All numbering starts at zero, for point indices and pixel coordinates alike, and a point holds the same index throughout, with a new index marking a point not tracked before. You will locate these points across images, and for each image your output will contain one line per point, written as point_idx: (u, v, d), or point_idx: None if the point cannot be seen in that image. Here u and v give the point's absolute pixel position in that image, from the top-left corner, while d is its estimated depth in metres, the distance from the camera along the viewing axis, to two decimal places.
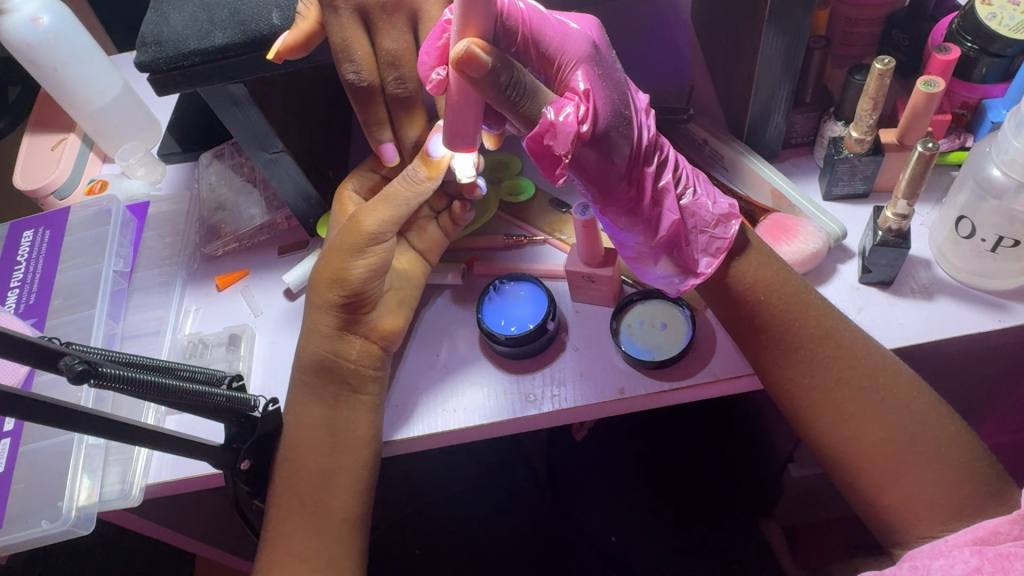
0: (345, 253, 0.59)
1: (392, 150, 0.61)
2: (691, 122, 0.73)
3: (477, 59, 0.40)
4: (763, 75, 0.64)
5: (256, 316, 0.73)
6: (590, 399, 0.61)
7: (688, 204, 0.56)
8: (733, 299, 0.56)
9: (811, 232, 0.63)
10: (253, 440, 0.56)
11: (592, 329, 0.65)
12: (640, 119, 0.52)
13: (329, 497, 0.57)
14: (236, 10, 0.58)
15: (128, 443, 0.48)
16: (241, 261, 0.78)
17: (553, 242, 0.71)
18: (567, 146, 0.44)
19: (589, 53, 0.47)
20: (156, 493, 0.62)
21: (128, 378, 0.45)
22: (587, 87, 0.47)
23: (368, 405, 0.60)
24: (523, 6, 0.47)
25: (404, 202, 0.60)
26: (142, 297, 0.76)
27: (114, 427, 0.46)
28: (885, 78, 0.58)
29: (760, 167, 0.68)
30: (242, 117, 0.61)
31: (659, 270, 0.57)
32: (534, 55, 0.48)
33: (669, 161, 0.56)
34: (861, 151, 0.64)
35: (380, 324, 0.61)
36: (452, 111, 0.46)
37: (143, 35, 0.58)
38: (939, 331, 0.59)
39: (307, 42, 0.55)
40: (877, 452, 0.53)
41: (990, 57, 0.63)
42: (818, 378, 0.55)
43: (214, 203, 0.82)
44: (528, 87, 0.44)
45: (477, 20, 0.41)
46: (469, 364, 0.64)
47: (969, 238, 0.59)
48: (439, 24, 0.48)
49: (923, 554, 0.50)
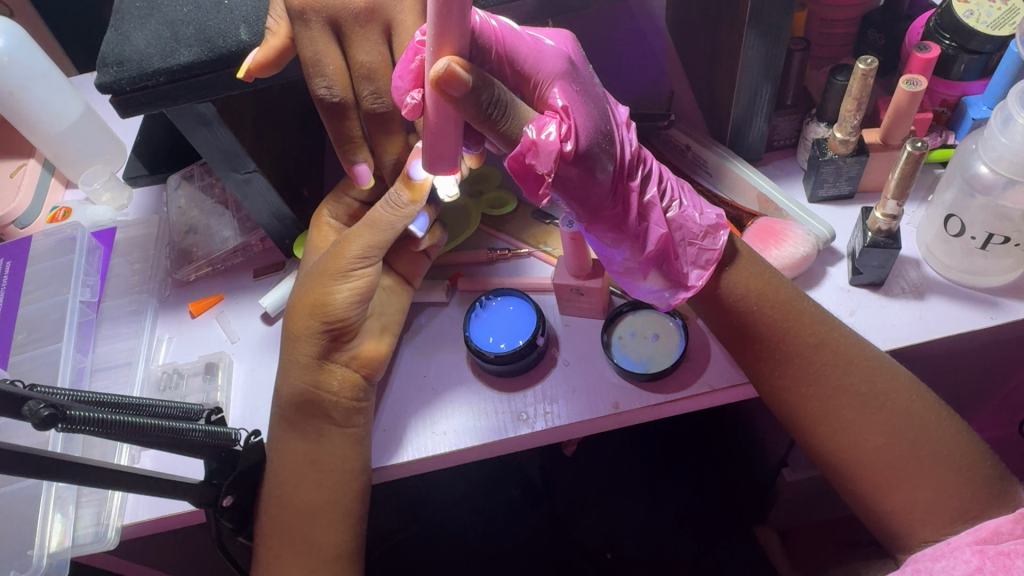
0: (328, 277, 0.56)
1: (365, 172, 0.56)
2: (672, 128, 0.72)
3: (458, 77, 0.37)
4: (744, 77, 0.63)
5: (233, 343, 0.70)
6: (584, 414, 0.59)
7: (674, 217, 0.54)
8: (725, 310, 0.55)
9: (800, 235, 0.62)
10: (235, 475, 0.54)
11: (582, 342, 0.63)
12: (622, 134, 0.50)
13: (319, 533, 0.55)
14: (202, 25, 0.55)
15: (101, 487, 0.45)
16: (215, 285, 0.75)
17: (538, 255, 0.69)
18: (550, 165, 0.41)
19: (566, 69, 0.44)
20: (133, 534, 0.59)
21: (105, 420, 0.43)
22: (565, 104, 0.43)
23: (352, 439, 0.56)
24: (495, 23, 0.43)
25: (388, 227, 0.57)
26: (111, 327, 0.73)
27: (83, 471, 0.44)
28: (868, 78, 0.57)
29: (745, 171, 0.67)
30: (212, 136, 0.59)
31: (649, 285, 0.54)
32: (509, 73, 0.44)
33: (652, 173, 0.53)
34: (845, 152, 0.63)
35: (361, 352, 0.58)
36: (431, 134, 0.42)
37: (102, 55, 0.55)
38: (932, 331, 0.58)
39: (278, 58, 0.52)
40: (878, 459, 0.53)
41: (969, 54, 0.62)
42: (815, 386, 0.53)
43: (185, 226, 0.80)
44: (508, 104, 0.41)
45: (454, 35, 0.37)
46: (457, 384, 0.62)
47: (958, 236, 0.59)
48: (413, 46, 0.45)
49: (925, 556, 0.50)
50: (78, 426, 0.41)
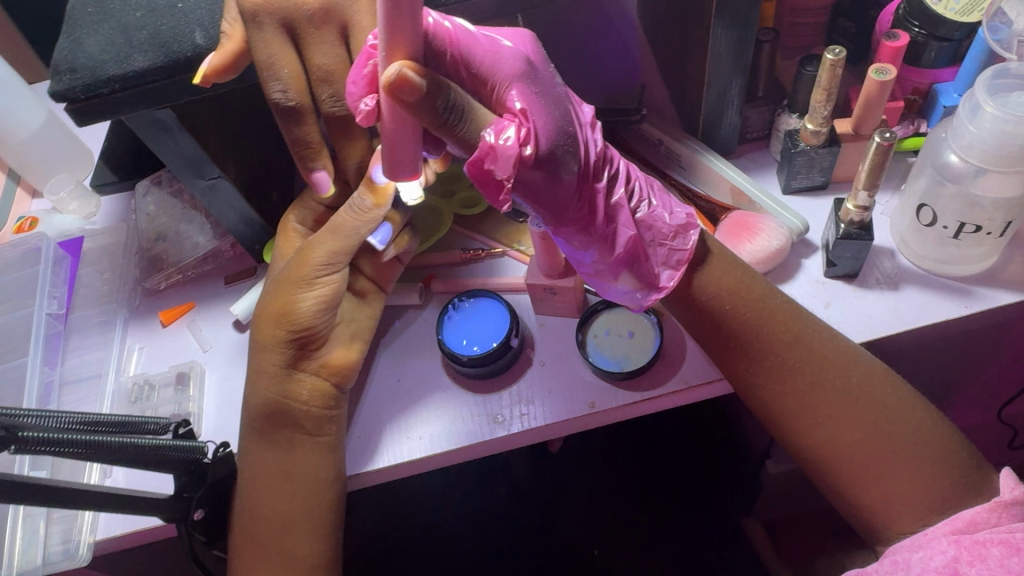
0: (293, 285, 0.56)
1: (325, 180, 0.56)
2: (644, 122, 0.71)
3: (411, 83, 0.36)
4: (714, 69, 0.62)
5: (205, 351, 0.69)
6: (560, 415, 0.58)
7: (643, 217, 0.53)
8: (698, 310, 0.54)
9: (773, 228, 0.61)
10: (207, 487, 0.53)
11: (558, 342, 0.63)
12: (587, 135, 0.49)
13: (294, 544, 0.54)
14: (156, 30, 0.54)
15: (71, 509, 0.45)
16: (185, 294, 0.74)
17: (511, 254, 0.68)
18: (509, 170, 0.39)
19: (524, 70, 0.42)
20: (107, 549, 0.58)
21: (63, 439, 0.42)
22: (524, 107, 0.42)
23: (325, 447, 0.55)
24: (449, 25, 0.42)
25: (352, 232, 0.57)
26: (80, 339, 0.72)
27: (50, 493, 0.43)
28: (837, 68, 0.56)
29: (718, 165, 0.67)
30: (173, 143, 0.58)
31: (621, 286, 0.53)
32: (465, 76, 0.42)
33: (619, 174, 0.52)
34: (817, 143, 0.63)
35: (330, 359, 0.57)
36: (390, 141, 0.41)
37: (55, 62, 0.54)
38: (907, 322, 0.58)
39: (234, 62, 0.51)
40: (855, 453, 0.52)
41: (938, 41, 0.62)
42: (791, 383, 0.53)
43: (154, 234, 0.78)
44: (466, 108, 0.40)
45: (407, 38, 0.36)
46: (432, 389, 0.62)
47: (931, 226, 0.58)
48: (364, 50, 0.43)
49: (903, 548, 0.50)
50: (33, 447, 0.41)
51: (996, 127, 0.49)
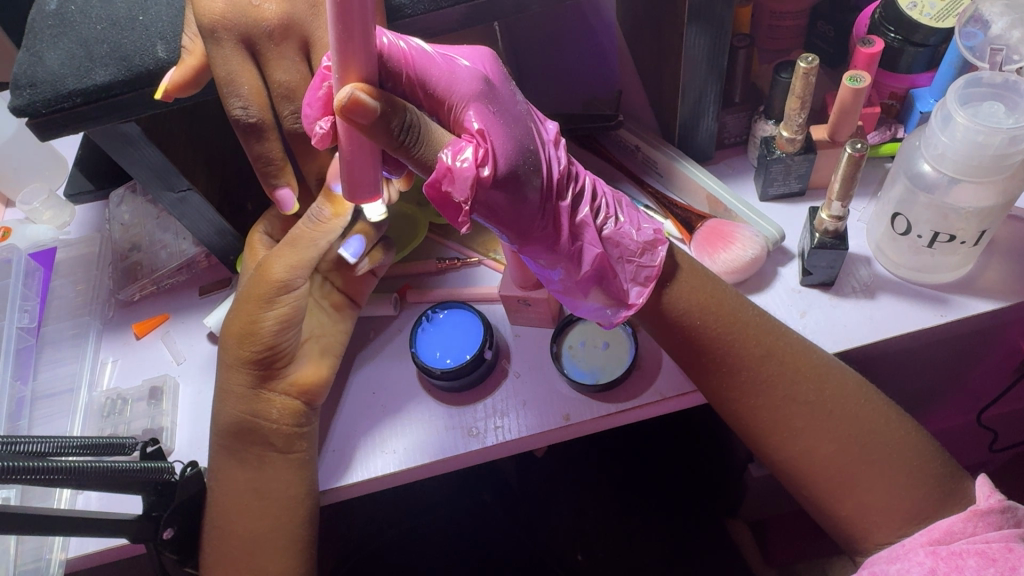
0: (256, 304, 0.55)
1: (289, 197, 0.55)
2: (622, 128, 0.70)
3: (364, 105, 0.37)
4: (689, 76, 0.62)
5: (178, 364, 0.68)
6: (535, 428, 0.58)
7: (610, 234, 0.52)
8: (669, 325, 0.54)
9: (748, 237, 0.61)
10: (175, 506, 0.53)
11: (533, 353, 0.62)
12: (550, 153, 0.48)
13: (265, 563, 0.53)
14: (117, 43, 0.53)
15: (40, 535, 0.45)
16: (159, 305, 0.73)
17: (487, 263, 0.68)
18: (466, 192, 0.41)
19: (480, 90, 0.43)
20: (79, 566, 0.57)
21: (34, 467, 0.42)
22: (481, 127, 0.43)
23: (296, 464, 0.55)
24: (405, 45, 0.43)
25: (310, 243, 0.57)
26: (53, 352, 0.71)
27: (20, 521, 0.43)
28: (810, 77, 0.56)
29: (694, 172, 0.66)
30: (139, 156, 0.57)
31: (591, 303, 0.53)
32: (421, 96, 0.44)
33: (585, 191, 0.52)
34: (793, 150, 0.62)
35: (299, 378, 0.56)
36: (347, 162, 0.42)
37: (16, 76, 0.53)
38: (884, 331, 0.58)
39: (196, 78, 0.50)
40: (831, 465, 0.52)
41: (914, 46, 0.62)
42: (764, 396, 0.53)
43: (129, 244, 0.77)
44: (422, 130, 0.41)
45: (360, 61, 0.36)
46: (407, 402, 0.61)
47: (905, 234, 0.58)
48: (320, 72, 0.44)
49: (881, 559, 0.49)
50: (6, 475, 0.41)
51: (968, 137, 0.49)
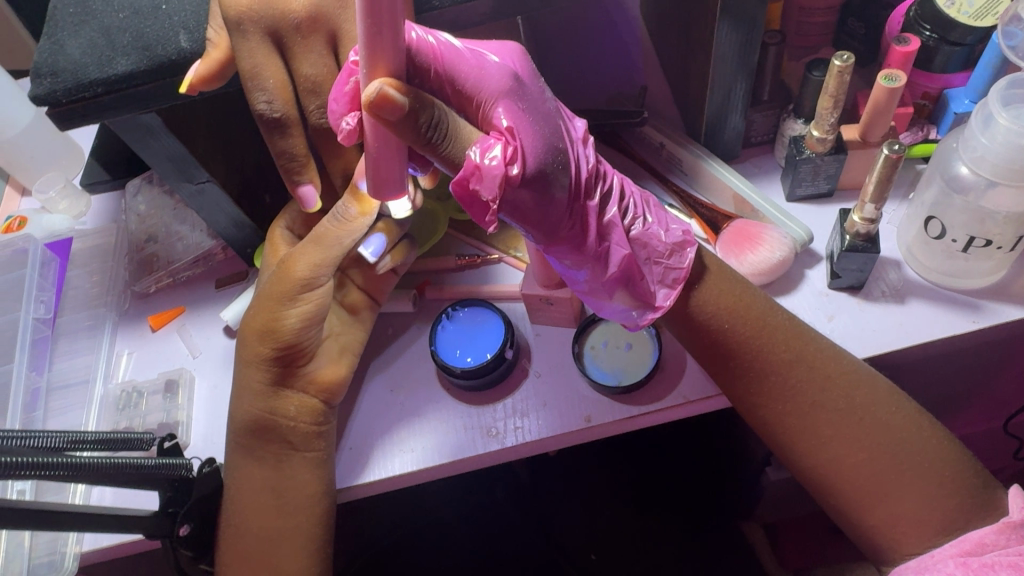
0: (277, 301, 0.54)
1: (311, 194, 0.54)
2: (646, 125, 0.69)
3: (392, 101, 0.36)
4: (718, 73, 0.60)
5: (194, 357, 0.68)
6: (556, 429, 0.57)
7: (637, 235, 0.52)
8: (695, 329, 0.53)
9: (776, 239, 0.60)
10: (192, 502, 0.52)
11: (554, 353, 0.61)
12: (579, 151, 0.47)
13: (280, 561, 0.52)
14: (140, 32, 0.52)
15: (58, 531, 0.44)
16: (175, 298, 0.72)
17: (507, 260, 0.67)
18: (494, 191, 0.39)
19: (510, 87, 0.42)
20: (93, 559, 0.56)
21: (56, 463, 0.41)
22: (510, 125, 0.42)
23: (313, 462, 0.54)
24: (433, 40, 0.42)
25: (336, 242, 0.56)
26: (69, 342, 0.70)
27: (38, 517, 0.42)
28: (845, 75, 0.54)
29: (720, 171, 0.65)
30: (159, 147, 0.56)
31: (616, 305, 0.51)
32: (450, 93, 0.43)
33: (613, 190, 0.51)
34: (823, 150, 0.61)
35: (319, 376, 0.56)
36: (374, 160, 0.41)
37: (37, 64, 0.52)
38: (914, 337, 0.56)
39: (222, 71, 0.49)
40: (859, 473, 0.51)
41: (950, 46, 0.60)
42: (791, 403, 0.52)
43: (145, 235, 0.77)
44: (449, 126, 0.40)
45: (388, 55, 0.35)
46: (425, 401, 0.60)
47: (939, 238, 0.56)
48: (346, 67, 0.43)
49: (909, 570, 0.48)
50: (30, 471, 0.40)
51: (1009, 139, 0.48)
